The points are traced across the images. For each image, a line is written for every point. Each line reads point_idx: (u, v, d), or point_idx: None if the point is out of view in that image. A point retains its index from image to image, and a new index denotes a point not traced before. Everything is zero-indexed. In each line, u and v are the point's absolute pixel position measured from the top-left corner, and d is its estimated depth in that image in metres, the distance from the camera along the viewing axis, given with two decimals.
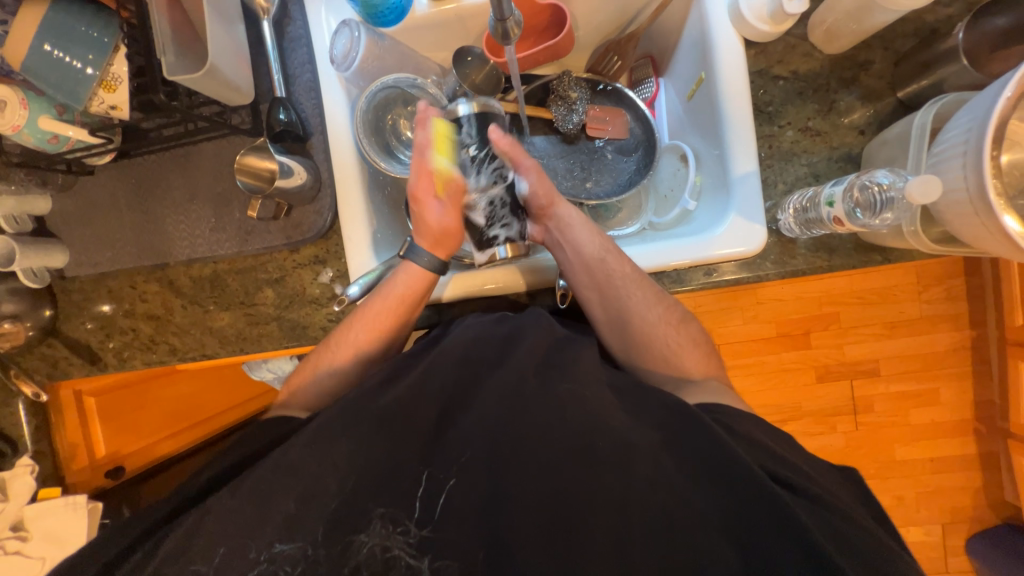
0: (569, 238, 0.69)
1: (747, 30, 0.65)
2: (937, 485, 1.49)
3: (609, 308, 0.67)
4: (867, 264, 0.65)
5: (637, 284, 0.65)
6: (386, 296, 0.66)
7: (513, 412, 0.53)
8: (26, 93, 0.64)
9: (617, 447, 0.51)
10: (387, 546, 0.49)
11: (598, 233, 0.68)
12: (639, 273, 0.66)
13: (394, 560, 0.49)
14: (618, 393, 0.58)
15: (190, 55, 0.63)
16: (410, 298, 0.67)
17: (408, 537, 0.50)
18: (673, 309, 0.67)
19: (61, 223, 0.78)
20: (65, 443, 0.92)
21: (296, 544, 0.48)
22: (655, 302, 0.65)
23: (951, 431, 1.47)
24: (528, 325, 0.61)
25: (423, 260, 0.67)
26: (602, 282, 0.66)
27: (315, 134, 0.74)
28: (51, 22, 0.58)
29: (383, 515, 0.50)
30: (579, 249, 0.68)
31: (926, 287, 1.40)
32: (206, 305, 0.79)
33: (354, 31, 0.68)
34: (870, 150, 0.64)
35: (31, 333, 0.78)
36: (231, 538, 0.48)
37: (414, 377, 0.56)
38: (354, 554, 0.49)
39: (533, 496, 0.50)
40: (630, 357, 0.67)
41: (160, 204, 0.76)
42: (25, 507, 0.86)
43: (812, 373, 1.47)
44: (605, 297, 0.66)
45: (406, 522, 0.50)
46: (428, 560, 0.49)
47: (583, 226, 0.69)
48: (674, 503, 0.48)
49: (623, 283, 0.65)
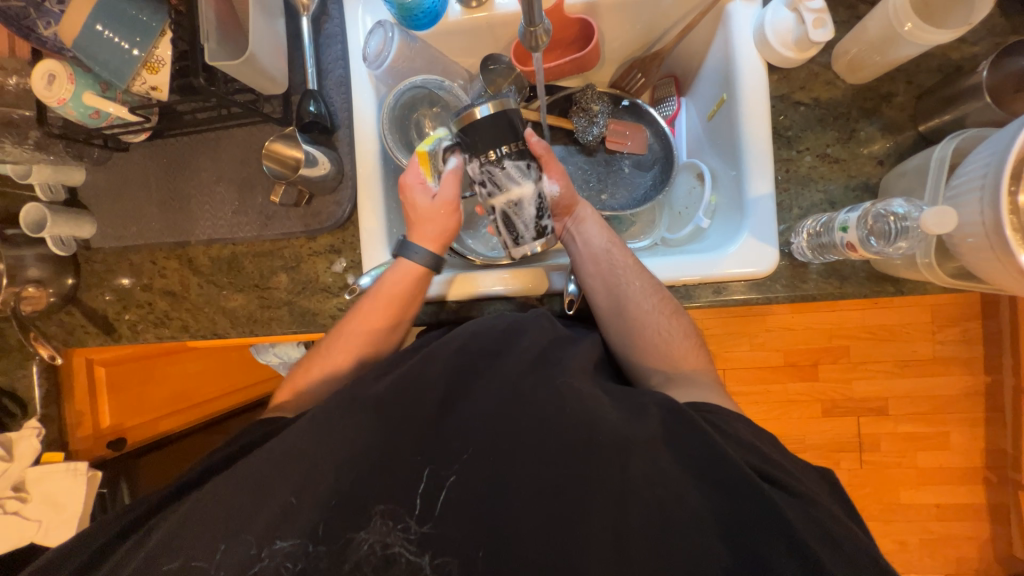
0: (581, 231, 0.71)
1: (771, 55, 0.66)
2: (943, 533, 1.44)
3: (609, 295, 0.67)
4: (879, 293, 0.65)
5: (636, 273, 0.67)
6: (387, 291, 0.67)
7: (517, 413, 0.54)
8: (73, 68, 0.67)
9: (618, 451, 0.50)
10: (387, 543, 0.49)
11: (608, 229, 0.71)
12: (638, 266, 0.68)
13: (394, 557, 0.48)
14: (613, 394, 0.57)
15: (231, 44, 0.66)
16: (413, 291, 0.68)
17: (408, 533, 0.49)
18: (670, 302, 0.67)
19: (92, 196, 0.81)
20: (72, 411, 0.94)
21: (293, 541, 0.48)
22: (651, 291, 0.66)
23: (960, 478, 1.43)
24: (527, 325, 0.64)
25: (419, 257, 0.68)
26: (606, 271, 0.68)
27: (342, 127, 0.76)
28: (104, 4, 0.62)
29: (384, 511, 0.50)
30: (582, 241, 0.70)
31: (940, 327, 1.38)
32: (221, 285, 0.81)
33: (388, 32, 0.71)
34: (889, 180, 0.64)
35: (52, 299, 0.81)
36: (236, 515, 0.50)
37: (417, 367, 0.58)
38: (354, 551, 0.48)
39: (530, 490, 0.50)
40: (627, 351, 0.67)
41: (187, 184, 0.78)
42: (28, 468, 0.88)
43: (818, 405, 1.44)
44: (604, 286, 0.68)
45: (406, 518, 0.50)
46: (429, 557, 0.48)
47: (595, 222, 0.71)
48: (675, 516, 0.48)
49: (625, 272, 0.67)
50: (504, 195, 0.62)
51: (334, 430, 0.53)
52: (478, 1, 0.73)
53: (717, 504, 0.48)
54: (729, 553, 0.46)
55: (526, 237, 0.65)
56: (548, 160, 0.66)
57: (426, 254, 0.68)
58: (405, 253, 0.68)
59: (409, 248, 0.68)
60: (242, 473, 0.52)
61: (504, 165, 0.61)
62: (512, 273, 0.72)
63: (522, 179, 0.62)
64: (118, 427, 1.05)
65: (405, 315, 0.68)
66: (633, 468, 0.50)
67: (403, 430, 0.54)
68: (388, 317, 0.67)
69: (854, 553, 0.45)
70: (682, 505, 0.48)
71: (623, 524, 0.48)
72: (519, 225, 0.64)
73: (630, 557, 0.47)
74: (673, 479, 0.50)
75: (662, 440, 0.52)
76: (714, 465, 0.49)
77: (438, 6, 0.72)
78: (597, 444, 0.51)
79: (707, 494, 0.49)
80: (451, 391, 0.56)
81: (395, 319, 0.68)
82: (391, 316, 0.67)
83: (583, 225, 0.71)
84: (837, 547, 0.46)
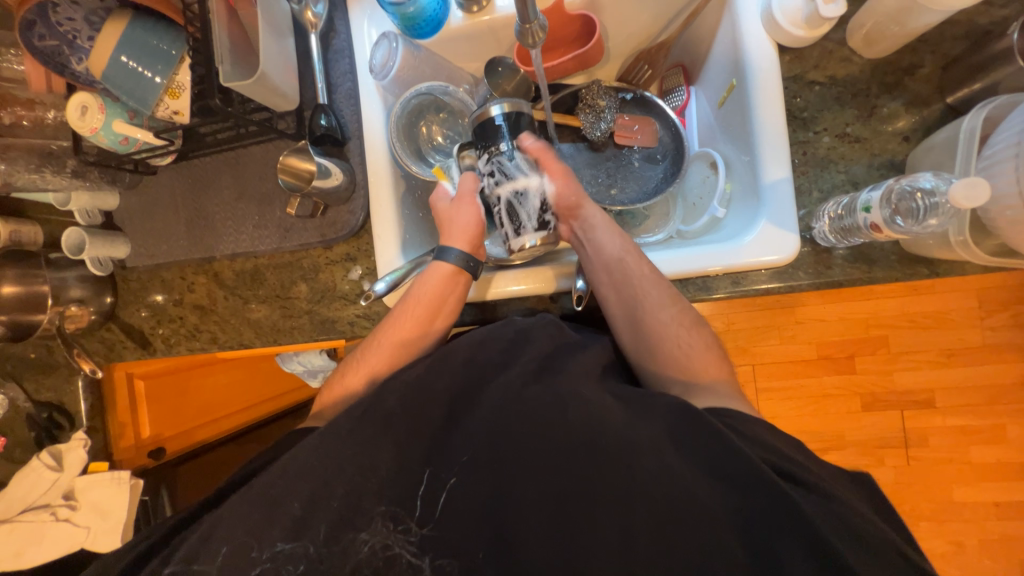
0: (591, 238, 0.69)
1: (780, 36, 0.64)
2: (1003, 533, 1.34)
3: (624, 306, 0.66)
4: (912, 277, 0.61)
5: (654, 284, 0.65)
6: (418, 296, 0.68)
7: (521, 417, 0.54)
8: (104, 99, 0.71)
9: (621, 449, 0.50)
10: (388, 545, 0.50)
11: (621, 235, 0.69)
12: (655, 276, 0.66)
13: (394, 558, 0.50)
14: (618, 396, 0.56)
15: (243, 65, 0.68)
16: (444, 295, 0.69)
17: (409, 535, 0.51)
18: (689, 313, 0.65)
19: (126, 218, 0.85)
20: (117, 422, 0.99)
21: (299, 543, 0.49)
22: (668, 303, 0.64)
23: (1020, 474, 1.33)
24: (534, 331, 0.63)
25: (454, 259, 0.69)
26: (620, 281, 0.66)
27: (352, 139, 0.79)
28: (128, 36, 0.65)
29: (384, 513, 0.51)
30: (594, 247, 0.68)
31: (988, 313, 1.29)
32: (246, 297, 0.84)
33: (392, 43, 0.71)
34: (915, 156, 0.61)
35: (94, 316, 0.86)
36: (255, 524, 0.50)
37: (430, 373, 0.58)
38: (355, 553, 0.49)
39: (538, 493, 0.50)
40: (640, 358, 0.66)
41: (211, 202, 0.82)
42: (76, 478, 0.93)
43: (857, 400, 1.37)
44: (619, 295, 0.66)
45: (406, 521, 0.51)
46: (429, 559, 0.50)
47: (607, 228, 0.69)
48: (691, 511, 0.47)
49: (640, 282, 0.65)
50: (510, 184, 0.68)
51: (349, 437, 0.54)
52: (479, 6, 0.73)
53: (739, 502, 0.46)
54: (746, 552, 0.45)
55: (526, 224, 0.69)
56: (544, 154, 0.70)
57: (461, 256, 0.69)
58: (438, 255, 0.70)
59: (443, 250, 0.69)
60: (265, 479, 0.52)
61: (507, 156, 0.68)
62: (525, 272, 0.72)
63: (528, 173, 0.69)
64: (158, 437, 1.12)
65: (436, 319, 0.69)
66: (643, 467, 0.49)
67: (419, 433, 0.54)
68: (420, 323, 0.68)
69: (883, 550, 0.44)
70: (700, 502, 0.47)
71: (633, 523, 0.48)
72: (519, 211, 0.69)
73: (639, 557, 0.46)
74: (691, 476, 0.48)
75: (668, 438, 0.51)
76: (726, 459, 0.47)
77: (440, 14, 0.74)
78: (604, 447, 0.50)
79: (722, 491, 0.47)
80: (466, 391, 0.58)
81: (426, 325, 0.68)
82: (423, 321, 0.68)
83: (594, 231, 0.69)
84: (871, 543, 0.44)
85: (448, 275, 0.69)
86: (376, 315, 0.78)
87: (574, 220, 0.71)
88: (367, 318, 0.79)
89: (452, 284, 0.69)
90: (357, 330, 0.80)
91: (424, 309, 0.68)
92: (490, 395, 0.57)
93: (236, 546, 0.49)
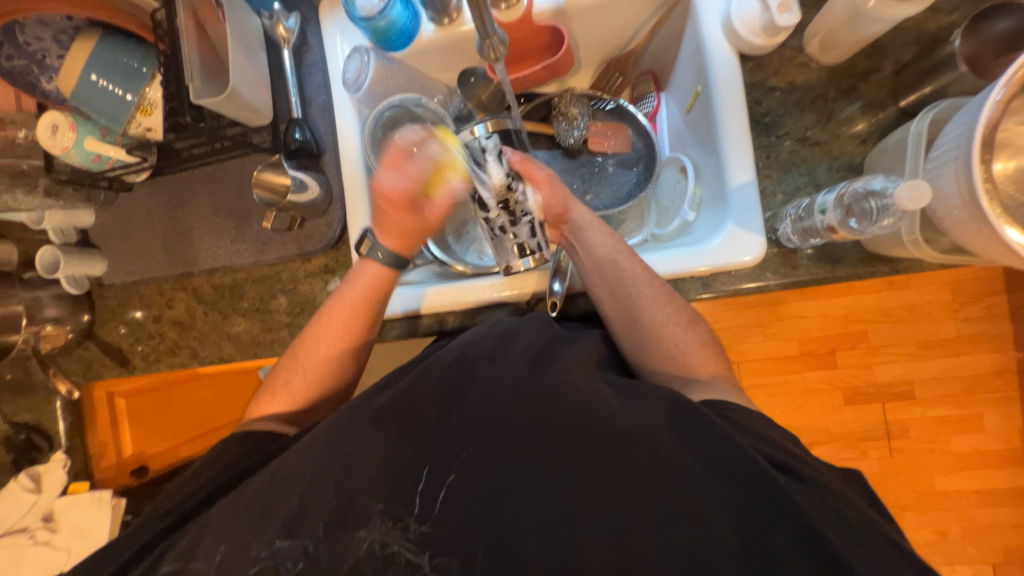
0: (581, 241, 0.69)
1: (740, 44, 0.66)
2: (985, 520, 1.38)
3: (621, 308, 0.66)
4: (873, 275, 0.64)
5: (648, 283, 0.66)
6: (346, 297, 0.69)
7: (513, 411, 0.54)
8: (75, 118, 0.71)
9: (614, 441, 0.51)
10: (387, 542, 0.50)
11: (612, 236, 0.69)
12: (647, 276, 0.66)
13: (394, 556, 0.49)
14: (615, 386, 0.58)
15: (214, 79, 0.69)
16: (372, 296, 0.70)
17: (408, 533, 0.50)
18: (685, 310, 0.66)
19: (101, 235, 0.85)
20: (97, 441, 0.97)
21: (296, 541, 0.50)
22: (664, 301, 0.65)
23: (997, 461, 1.36)
24: (521, 327, 0.63)
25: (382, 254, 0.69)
26: (614, 281, 0.66)
27: (328, 151, 0.79)
28: (97, 56, 0.66)
29: (383, 510, 0.51)
30: (585, 252, 0.69)
31: (962, 305, 1.32)
32: (225, 311, 0.84)
33: (363, 57, 0.73)
34: (872, 158, 0.63)
35: (71, 335, 0.85)
36: (252, 525, 0.51)
37: (411, 381, 0.58)
38: (355, 549, 0.50)
39: (530, 487, 0.51)
40: (639, 358, 0.67)
41: (188, 217, 0.82)
42: (57, 499, 0.93)
43: (838, 393, 1.40)
44: (615, 298, 0.66)
45: (406, 518, 0.51)
46: (428, 556, 0.49)
47: (596, 229, 0.69)
48: (678, 494, 0.48)
49: (633, 282, 0.65)
50: (497, 207, 0.66)
51: (334, 443, 0.54)
52: (449, 18, 0.75)
53: (721, 494, 0.48)
54: (737, 536, 0.46)
55: (519, 236, 0.67)
56: (527, 166, 0.67)
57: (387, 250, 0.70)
58: (370, 253, 0.70)
59: (374, 247, 0.70)
60: (252, 492, 0.53)
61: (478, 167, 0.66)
62: (511, 278, 0.72)
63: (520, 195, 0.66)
64: (140, 455, 1.10)
65: (377, 312, 0.71)
66: (631, 462, 0.50)
67: (404, 438, 0.54)
68: (347, 326, 0.69)
69: (849, 542, 0.45)
70: (685, 489, 0.48)
71: (621, 514, 0.49)
72: (510, 221, 0.66)
73: (628, 546, 0.48)
74: (678, 460, 0.50)
75: (668, 426, 0.52)
76: (718, 446, 0.50)
77: (411, 27, 0.75)
78: (594, 434, 0.52)
79: (702, 472, 0.49)
80: (452, 387, 0.57)
81: (355, 328, 0.69)
82: (350, 323, 0.69)
83: (586, 234, 0.69)
84: (835, 536, 0.45)
85: (386, 273, 0.70)
86: None
87: (563, 224, 0.71)
88: None
89: (379, 282, 0.70)
90: None
91: (366, 307, 0.70)
92: (478, 386, 0.57)
93: (235, 547, 0.51)
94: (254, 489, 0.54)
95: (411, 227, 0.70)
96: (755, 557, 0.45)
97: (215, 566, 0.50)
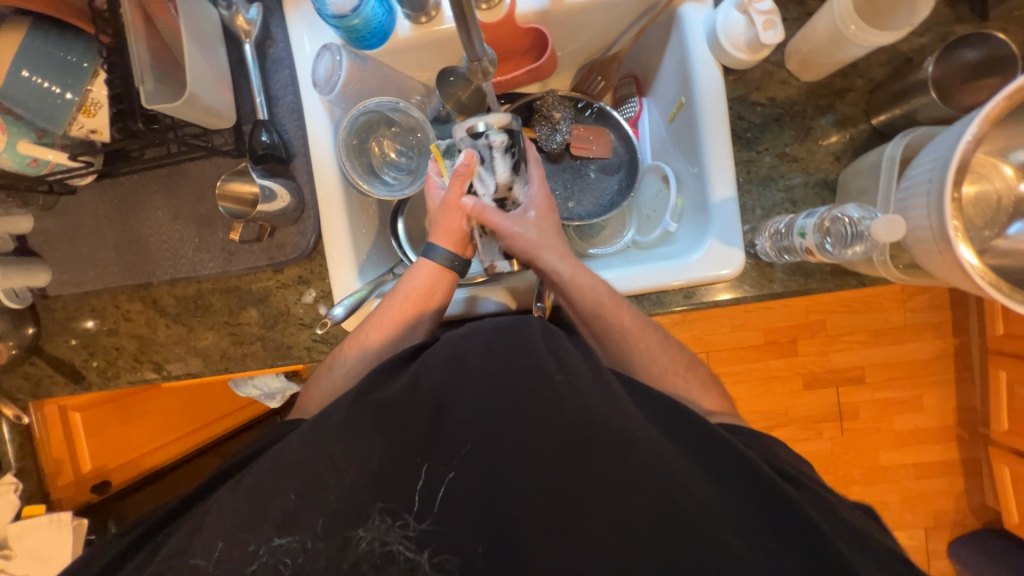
0: (567, 289, 0.67)
1: (725, 58, 0.66)
2: (921, 490, 1.51)
3: (616, 359, 0.67)
4: (842, 287, 0.67)
5: (641, 333, 0.66)
6: (409, 291, 0.69)
7: None
8: (4, 118, 0.63)
9: (618, 449, 0.49)
10: (386, 540, 0.48)
11: (596, 284, 0.67)
12: (639, 324, 0.67)
13: (393, 554, 0.47)
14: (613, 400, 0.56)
15: (169, 81, 0.63)
16: (431, 294, 0.69)
17: (408, 530, 0.48)
18: (661, 334, 0.68)
19: (43, 243, 0.77)
20: (50, 459, 0.93)
21: (296, 537, 0.47)
22: (660, 350, 0.67)
23: (933, 437, 1.50)
24: (523, 324, 0.60)
25: (442, 258, 0.70)
26: (602, 333, 0.66)
27: (298, 155, 0.75)
28: (30, 49, 0.58)
29: (383, 507, 0.49)
30: (575, 302, 0.67)
31: (909, 296, 1.42)
32: (190, 324, 0.79)
33: (335, 55, 0.68)
34: (846, 176, 0.65)
35: (14, 351, 0.78)
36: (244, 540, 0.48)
37: (405, 385, 0.56)
38: (353, 549, 0.47)
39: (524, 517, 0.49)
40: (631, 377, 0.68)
41: (143, 223, 0.76)
42: (8, 525, 0.87)
43: (799, 379, 1.48)
44: (607, 347, 0.67)
45: (405, 514, 0.49)
46: (429, 554, 0.48)
47: (581, 278, 0.67)
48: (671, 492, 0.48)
49: (626, 335, 0.66)
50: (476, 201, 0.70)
51: (340, 432, 0.51)
52: (428, 17, 0.71)
53: (724, 493, 0.50)
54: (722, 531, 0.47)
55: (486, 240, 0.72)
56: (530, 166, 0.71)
57: (448, 255, 0.70)
58: (427, 253, 0.70)
59: (432, 248, 0.70)
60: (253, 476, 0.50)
61: (484, 162, 0.68)
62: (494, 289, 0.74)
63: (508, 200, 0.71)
64: (100, 470, 1.05)
65: (430, 317, 0.69)
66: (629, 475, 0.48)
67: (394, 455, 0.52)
68: (405, 316, 0.68)
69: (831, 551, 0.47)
70: (690, 494, 0.49)
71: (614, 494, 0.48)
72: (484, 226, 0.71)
73: None
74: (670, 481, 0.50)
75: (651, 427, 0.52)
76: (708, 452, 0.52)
77: (386, 24, 0.70)
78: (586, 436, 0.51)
79: None
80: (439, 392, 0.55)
81: (412, 321, 0.68)
82: (408, 314, 0.68)
83: (563, 279, 0.68)
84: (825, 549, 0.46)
85: (445, 276, 0.70)
86: (334, 338, 0.76)
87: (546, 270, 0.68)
88: (324, 342, 0.76)
89: (438, 283, 0.70)
90: (314, 355, 0.77)
91: (425, 302, 0.68)
92: (465, 394, 0.53)
93: (232, 544, 0.47)
94: (240, 492, 0.50)
95: (458, 222, 0.70)
96: (762, 546, 0.47)
97: (214, 564, 0.46)
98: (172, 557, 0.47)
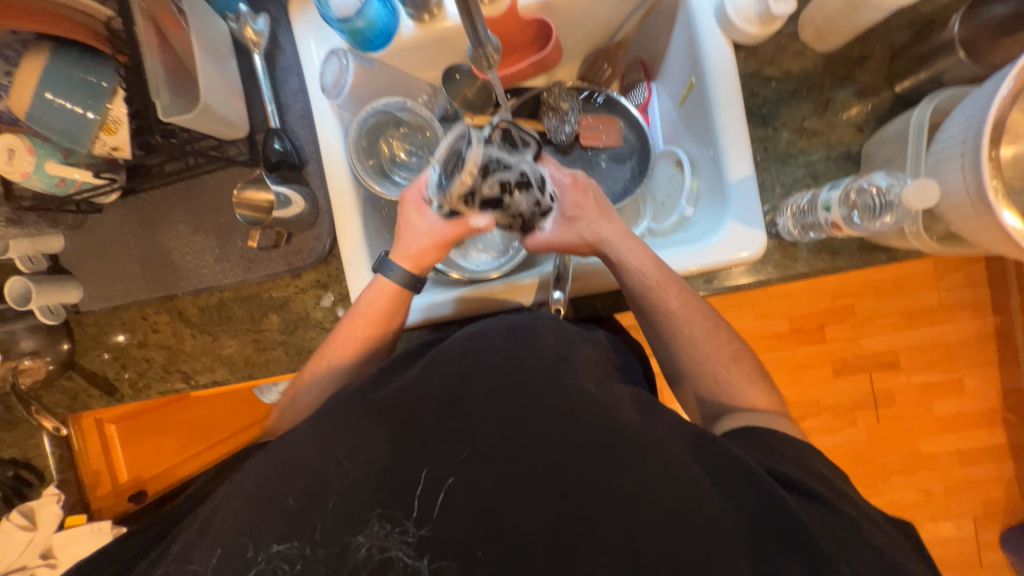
0: (620, 267, 0.66)
1: (735, 33, 0.64)
2: (967, 478, 1.44)
3: (660, 338, 0.67)
4: (872, 264, 0.64)
5: (688, 315, 0.64)
6: (365, 312, 0.68)
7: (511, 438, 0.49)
8: (32, 139, 0.65)
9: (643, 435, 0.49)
10: (385, 547, 0.45)
11: (653, 261, 0.64)
12: (688, 306, 0.64)
13: (393, 562, 0.44)
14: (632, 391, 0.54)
15: (184, 95, 0.65)
16: (392, 310, 0.68)
17: (407, 536, 0.45)
18: (712, 320, 0.65)
19: (73, 260, 0.80)
20: (90, 469, 0.96)
21: (293, 543, 0.45)
22: (707, 331, 0.65)
23: (978, 421, 1.42)
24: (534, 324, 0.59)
25: (397, 275, 0.67)
26: (647, 312, 0.65)
27: (310, 161, 0.76)
28: (51, 72, 0.60)
29: (382, 514, 0.46)
30: (625, 278, 0.65)
31: (944, 275, 1.35)
32: (214, 332, 0.80)
33: (342, 59, 0.69)
34: (869, 148, 0.63)
35: (51, 367, 0.80)
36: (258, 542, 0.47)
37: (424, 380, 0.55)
38: (352, 555, 0.45)
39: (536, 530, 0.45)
40: None
41: (166, 236, 0.78)
42: (53, 534, 0.89)
43: (829, 366, 1.43)
44: (653, 325, 0.66)
45: (404, 521, 0.46)
46: (428, 560, 0.44)
47: (632, 256, 0.65)
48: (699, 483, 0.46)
49: (673, 315, 0.64)
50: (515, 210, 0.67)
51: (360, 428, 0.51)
52: (430, 14, 0.71)
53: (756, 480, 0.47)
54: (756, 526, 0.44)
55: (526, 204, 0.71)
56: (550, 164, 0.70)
57: (404, 272, 0.68)
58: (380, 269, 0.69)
59: (387, 265, 0.68)
60: (254, 479, 0.48)
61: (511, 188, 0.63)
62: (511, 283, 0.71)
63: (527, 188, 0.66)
64: (137, 477, 1.10)
65: (390, 333, 0.69)
66: (656, 461, 0.47)
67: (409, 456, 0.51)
68: (372, 324, 0.67)
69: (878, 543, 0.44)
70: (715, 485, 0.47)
71: (640, 481, 0.46)
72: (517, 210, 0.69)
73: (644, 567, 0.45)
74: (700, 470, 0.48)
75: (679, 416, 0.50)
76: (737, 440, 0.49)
77: (390, 25, 0.71)
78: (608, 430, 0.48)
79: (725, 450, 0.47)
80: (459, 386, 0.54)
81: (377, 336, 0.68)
82: (375, 322, 0.67)
83: (618, 253, 0.66)
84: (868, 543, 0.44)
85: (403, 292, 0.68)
86: None
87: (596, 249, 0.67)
88: None
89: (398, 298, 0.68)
90: None
91: (385, 320, 0.68)
92: (485, 388, 0.52)
93: (233, 549, 0.45)
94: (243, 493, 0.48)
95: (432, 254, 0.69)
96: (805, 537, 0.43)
97: (212, 569, 0.44)
98: (177, 564, 0.45)
